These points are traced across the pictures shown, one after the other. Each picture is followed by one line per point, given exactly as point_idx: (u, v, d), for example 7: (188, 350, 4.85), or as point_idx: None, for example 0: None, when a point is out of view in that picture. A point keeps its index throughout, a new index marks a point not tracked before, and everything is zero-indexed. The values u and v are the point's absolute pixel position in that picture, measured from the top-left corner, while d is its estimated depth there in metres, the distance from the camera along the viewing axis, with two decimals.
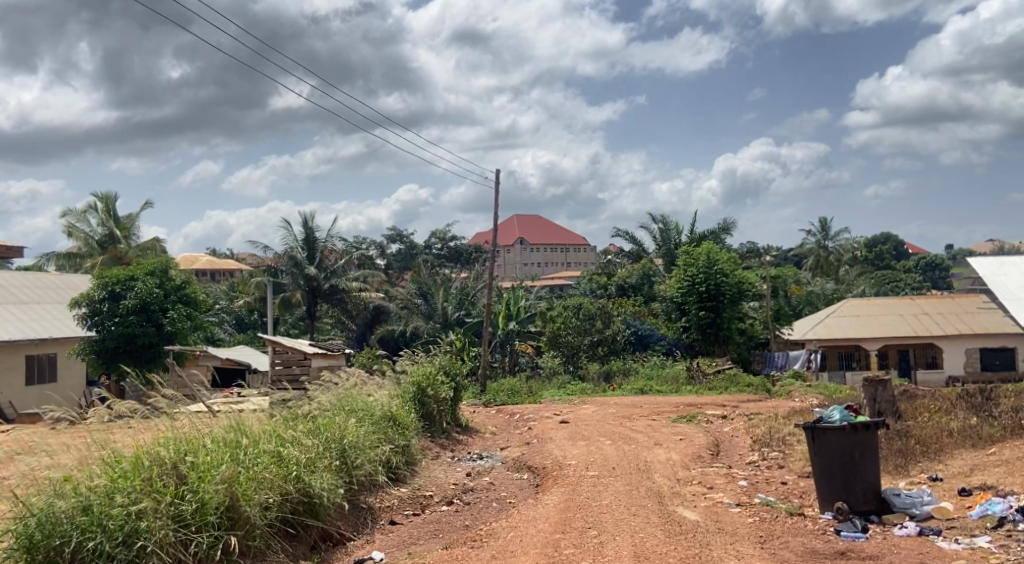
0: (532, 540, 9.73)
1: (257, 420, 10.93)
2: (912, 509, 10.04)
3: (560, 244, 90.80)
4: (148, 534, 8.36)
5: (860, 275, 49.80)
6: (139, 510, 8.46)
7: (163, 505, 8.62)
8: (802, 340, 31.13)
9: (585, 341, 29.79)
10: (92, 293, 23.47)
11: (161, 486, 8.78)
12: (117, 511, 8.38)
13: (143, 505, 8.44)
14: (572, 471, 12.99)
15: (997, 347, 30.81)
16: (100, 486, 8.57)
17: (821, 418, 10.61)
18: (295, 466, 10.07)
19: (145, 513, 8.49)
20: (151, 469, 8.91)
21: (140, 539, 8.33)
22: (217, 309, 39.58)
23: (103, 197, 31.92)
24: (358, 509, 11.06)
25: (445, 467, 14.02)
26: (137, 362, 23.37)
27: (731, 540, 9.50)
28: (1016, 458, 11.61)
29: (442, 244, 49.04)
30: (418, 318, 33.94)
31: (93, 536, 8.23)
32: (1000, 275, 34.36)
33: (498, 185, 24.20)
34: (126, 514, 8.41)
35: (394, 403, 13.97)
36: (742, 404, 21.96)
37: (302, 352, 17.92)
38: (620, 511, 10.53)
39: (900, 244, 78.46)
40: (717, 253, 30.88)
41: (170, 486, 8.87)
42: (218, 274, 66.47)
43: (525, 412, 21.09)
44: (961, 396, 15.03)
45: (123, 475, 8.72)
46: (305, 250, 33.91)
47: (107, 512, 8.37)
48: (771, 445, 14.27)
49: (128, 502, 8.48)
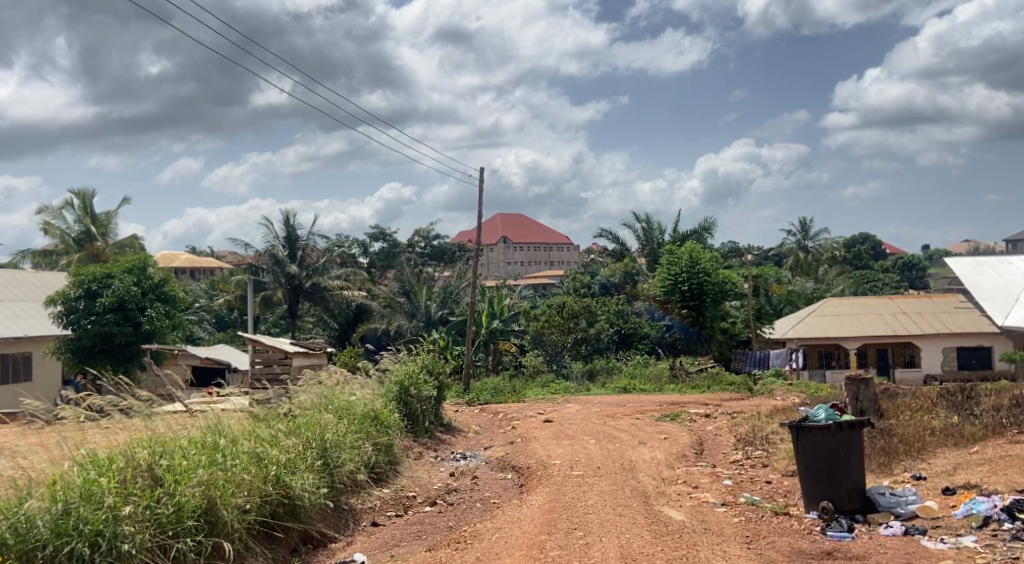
0: (516, 542, 9.63)
1: (236, 419, 10.80)
2: (897, 509, 10.00)
3: (542, 243, 90.69)
4: (125, 538, 8.24)
5: (839, 274, 50.00)
6: (116, 514, 8.34)
7: (140, 509, 8.50)
8: (783, 340, 31.15)
9: (569, 340, 29.95)
10: (67, 291, 23.25)
11: (137, 488, 8.66)
12: (93, 513, 8.25)
13: (119, 508, 8.30)
14: (557, 470, 12.90)
15: (975, 346, 30.93)
16: (75, 488, 8.43)
17: (806, 417, 10.57)
18: (276, 467, 9.97)
19: (124, 517, 8.40)
20: (126, 471, 8.78)
21: (115, 543, 8.20)
22: (197, 308, 39.26)
23: (80, 194, 31.64)
24: (340, 511, 10.96)
25: (428, 467, 13.92)
26: (114, 361, 23.14)
27: (718, 540, 9.45)
28: (998, 457, 11.60)
29: (425, 242, 48.87)
30: (400, 317, 33.74)
31: (68, 540, 8.07)
32: (977, 275, 34.54)
33: (480, 182, 24.09)
34: (102, 517, 8.27)
35: (377, 402, 13.83)
36: (724, 403, 21.88)
37: (283, 351, 17.73)
38: (606, 511, 10.47)
39: (879, 244, 78.86)
40: (700, 252, 30.91)
41: (146, 488, 8.75)
42: (197, 271, 65.95)
43: (508, 411, 20.94)
44: (942, 395, 15.03)
45: (98, 477, 8.59)
46: (286, 248, 33.75)
47: (82, 515, 8.22)
48: (755, 444, 14.22)
49: (105, 505, 8.34)
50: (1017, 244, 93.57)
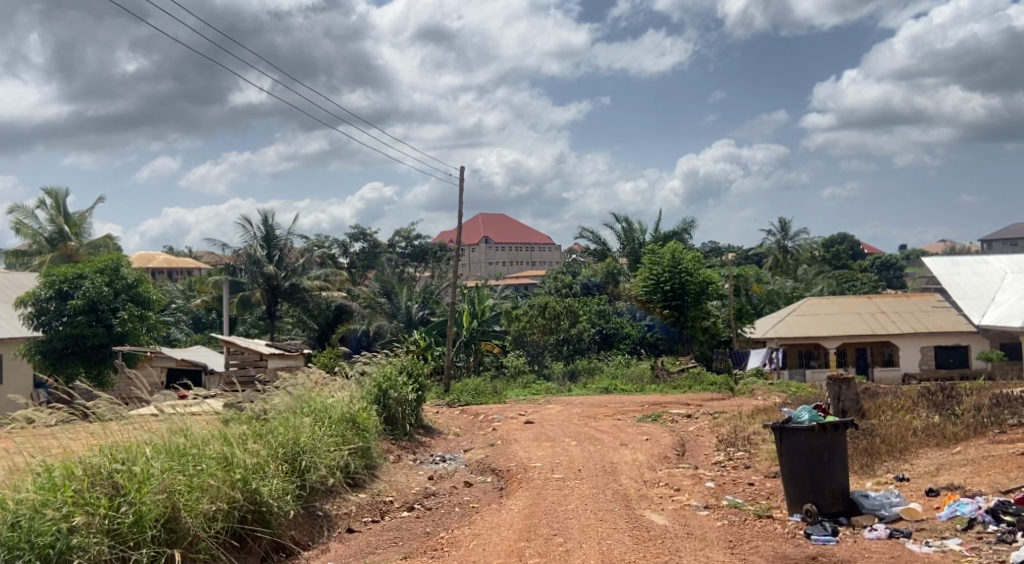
0: (494, 549, 9.45)
1: (205, 423, 10.56)
2: (881, 510, 9.87)
3: (523, 243, 90.51)
4: (81, 551, 8.07)
5: (818, 273, 50.07)
6: (71, 525, 8.13)
7: (96, 518, 8.29)
8: (763, 339, 31.13)
9: (551, 341, 29.77)
10: (38, 291, 22.97)
11: (94, 498, 8.43)
12: (47, 526, 8.04)
13: (74, 520, 8.10)
14: (537, 473, 12.78)
15: (951, 345, 31.02)
16: (28, 500, 8.22)
17: (789, 418, 10.43)
18: (244, 472, 9.70)
19: (78, 528, 8.18)
20: (83, 480, 8.56)
21: (71, 557, 8.03)
22: (174, 309, 38.90)
23: (52, 193, 31.24)
24: (313, 517, 10.75)
25: (407, 470, 13.76)
26: (85, 363, 22.83)
27: (701, 546, 9.28)
28: (981, 457, 11.51)
29: (406, 242, 48.56)
30: (381, 318, 33.52)
31: (20, 554, 7.89)
32: (955, 274, 34.64)
33: (461, 182, 23.94)
34: (57, 530, 8.07)
35: (355, 403, 13.64)
36: (706, 403, 21.69)
37: (258, 353, 17.49)
38: (587, 516, 10.28)
39: (857, 244, 79.22)
40: (682, 252, 30.82)
41: (104, 497, 8.52)
42: (175, 270, 65.31)
43: (489, 413, 20.79)
44: (923, 395, 14.95)
45: (54, 486, 8.39)
46: (264, 248, 33.46)
47: (36, 527, 8.02)
48: (736, 444, 14.14)
49: (60, 517, 8.14)
50: (994, 243, 94.20)
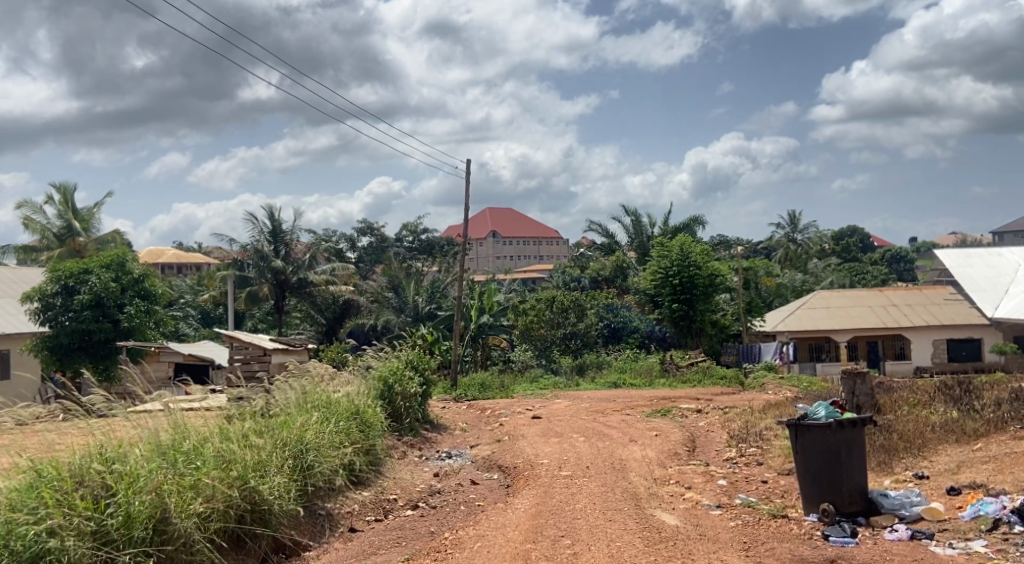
0: (498, 552, 9.10)
1: (206, 419, 10.26)
2: (901, 510, 9.50)
3: (531, 238, 89.96)
4: (62, 552, 7.83)
5: (828, 266, 49.68)
6: (49, 527, 7.88)
7: (78, 520, 8.02)
8: (774, 332, 30.81)
9: (558, 335, 29.32)
10: (44, 287, 22.61)
11: (78, 499, 8.18)
12: (25, 531, 7.81)
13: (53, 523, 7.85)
14: (544, 470, 12.42)
15: (964, 338, 30.62)
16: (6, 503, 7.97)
17: (804, 414, 10.06)
18: (241, 469, 9.38)
19: (58, 530, 7.93)
20: (69, 481, 8.30)
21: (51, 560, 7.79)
22: (183, 304, 38.66)
23: (61, 188, 31.02)
24: (314, 516, 10.41)
25: (411, 467, 13.44)
26: (92, 359, 22.61)
27: (714, 548, 8.93)
28: (1004, 454, 11.14)
29: (413, 236, 48.32)
30: (388, 312, 33.34)
31: None
32: (967, 266, 34.18)
33: (467, 176, 23.54)
34: (35, 534, 7.84)
35: (361, 399, 13.26)
36: (716, 398, 21.35)
37: (262, 348, 17.21)
38: (595, 516, 9.96)
39: (867, 237, 78.60)
40: (691, 245, 30.40)
41: (90, 498, 8.26)
42: (184, 267, 65.08)
43: (497, 407, 20.43)
44: (940, 389, 14.51)
45: (38, 486, 8.16)
46: (271, 243, 33.09)
47: (15, 531, 7.81)
48: (748, 440, 13.85)
49: (36, 519, 7.90)
50: (1005, 236, 94.04)
